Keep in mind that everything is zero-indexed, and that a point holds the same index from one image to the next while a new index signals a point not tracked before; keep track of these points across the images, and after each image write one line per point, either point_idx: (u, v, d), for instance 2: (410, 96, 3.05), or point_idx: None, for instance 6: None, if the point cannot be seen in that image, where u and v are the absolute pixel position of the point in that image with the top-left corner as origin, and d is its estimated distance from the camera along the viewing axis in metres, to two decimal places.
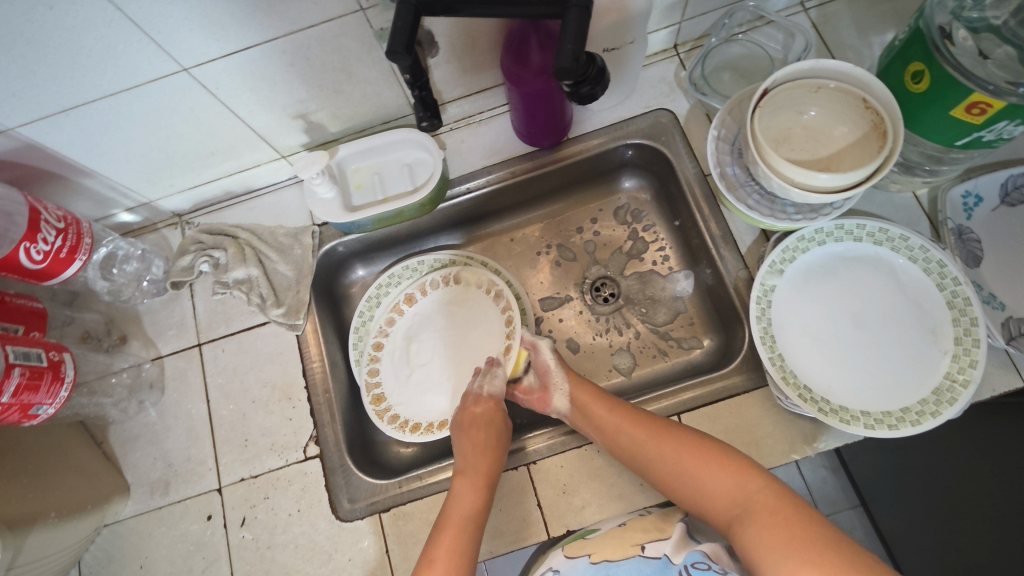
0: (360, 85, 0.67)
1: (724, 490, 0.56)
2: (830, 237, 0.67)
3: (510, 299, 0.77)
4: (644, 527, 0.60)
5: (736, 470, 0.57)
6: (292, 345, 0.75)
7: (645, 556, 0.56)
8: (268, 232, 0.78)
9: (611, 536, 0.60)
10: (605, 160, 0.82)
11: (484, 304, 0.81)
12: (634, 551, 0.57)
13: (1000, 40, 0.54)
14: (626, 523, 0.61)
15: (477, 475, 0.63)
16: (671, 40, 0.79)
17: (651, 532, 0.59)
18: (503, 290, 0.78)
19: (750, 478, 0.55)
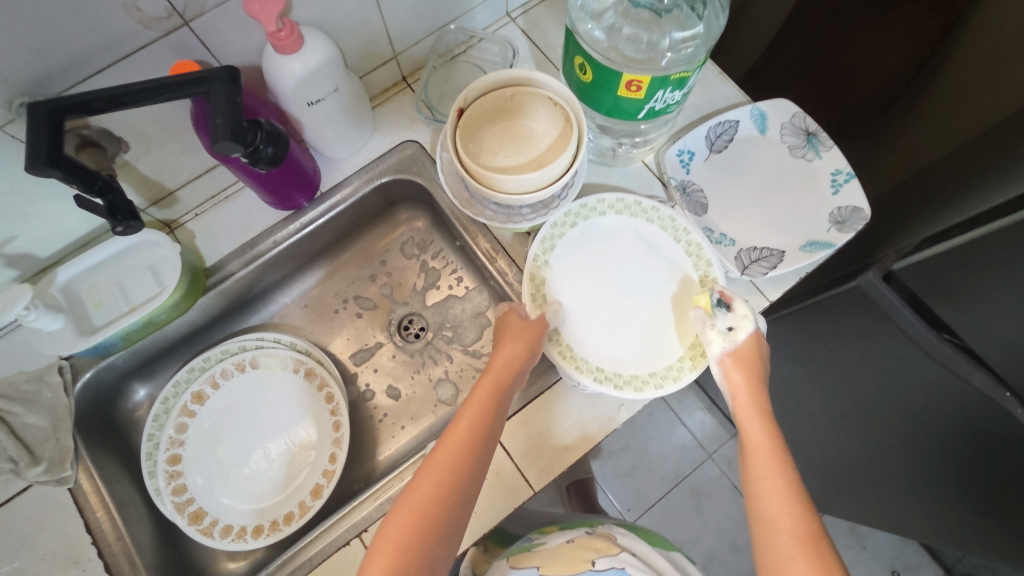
0: (50, 201, 0.61)
1: (754, 464, 0.57)
2: (578, 219, 0.70)
3: (320, 372, 0.76)
4: None
5: (769, 424, 0.59)
6: (65, 501, 0.65)
7: (597, 569, 0.70)
8: (4, 385, 0.68)
9: (561, 553, 0.74)
10: (370, 203, 0.81)
11: (292, 384, 0.77)
12: (586, 565, 0.70)
13: (631, 21, 0.60)
14: None
15: (440, 469, 0.54)
16: (395, 74, 0.80)
17: (601, 548, 0.73)
18: (313, 365, 0.76)
19: (766, 453, 0.57)
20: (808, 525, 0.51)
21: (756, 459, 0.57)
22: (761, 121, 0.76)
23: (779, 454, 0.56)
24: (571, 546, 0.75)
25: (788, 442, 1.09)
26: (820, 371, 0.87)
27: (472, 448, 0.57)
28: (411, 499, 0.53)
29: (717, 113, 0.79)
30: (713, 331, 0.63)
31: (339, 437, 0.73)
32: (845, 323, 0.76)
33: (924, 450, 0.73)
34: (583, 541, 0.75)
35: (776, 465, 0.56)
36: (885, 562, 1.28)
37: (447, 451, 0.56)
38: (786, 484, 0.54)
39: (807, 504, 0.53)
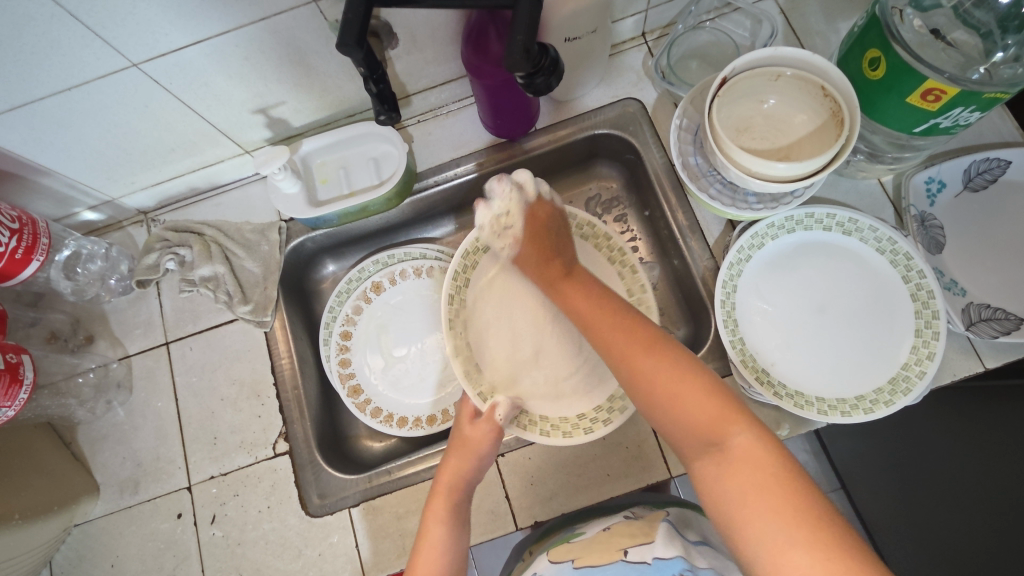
0: (320, 78, 0.66)
1: (679, 405, 0.49)
2: (800, 224, 0.66)
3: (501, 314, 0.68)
4: (629, 532, 0.60)
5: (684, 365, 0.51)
6: (259, 342, 0.74)
7: (629, 561, 0.56)
8: (233, 228, 0.77)
9: (599, 542, 0.60)
10: (575, 151, 0.81)
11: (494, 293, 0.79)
12: (618, 556, 0.57)
13: (967, 25, 0.54)
14: (613, 530, 0.61)
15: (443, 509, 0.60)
16: (638, 28, 0.77)
17: (637, 535, 0.59)
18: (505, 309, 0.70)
19: (660, 370, 0.51)
20: (742, 449, 0.46)
21: (666, 394, 0.50)
22: None
23: (693, 383, 0.50)
24: (604, 533, 0.61)
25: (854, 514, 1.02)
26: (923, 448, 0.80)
27: (457, 508, 0.61)
28: (419, 562, 0.57)
29: (983, 147, 0.69)
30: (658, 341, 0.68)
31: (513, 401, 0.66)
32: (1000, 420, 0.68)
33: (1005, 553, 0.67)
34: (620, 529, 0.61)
35: (696, 401, 0.49)
36: None
37: (434, 514, 0.60)
38: (709, 411, 0.48)
39: (732, 419, 0.47)
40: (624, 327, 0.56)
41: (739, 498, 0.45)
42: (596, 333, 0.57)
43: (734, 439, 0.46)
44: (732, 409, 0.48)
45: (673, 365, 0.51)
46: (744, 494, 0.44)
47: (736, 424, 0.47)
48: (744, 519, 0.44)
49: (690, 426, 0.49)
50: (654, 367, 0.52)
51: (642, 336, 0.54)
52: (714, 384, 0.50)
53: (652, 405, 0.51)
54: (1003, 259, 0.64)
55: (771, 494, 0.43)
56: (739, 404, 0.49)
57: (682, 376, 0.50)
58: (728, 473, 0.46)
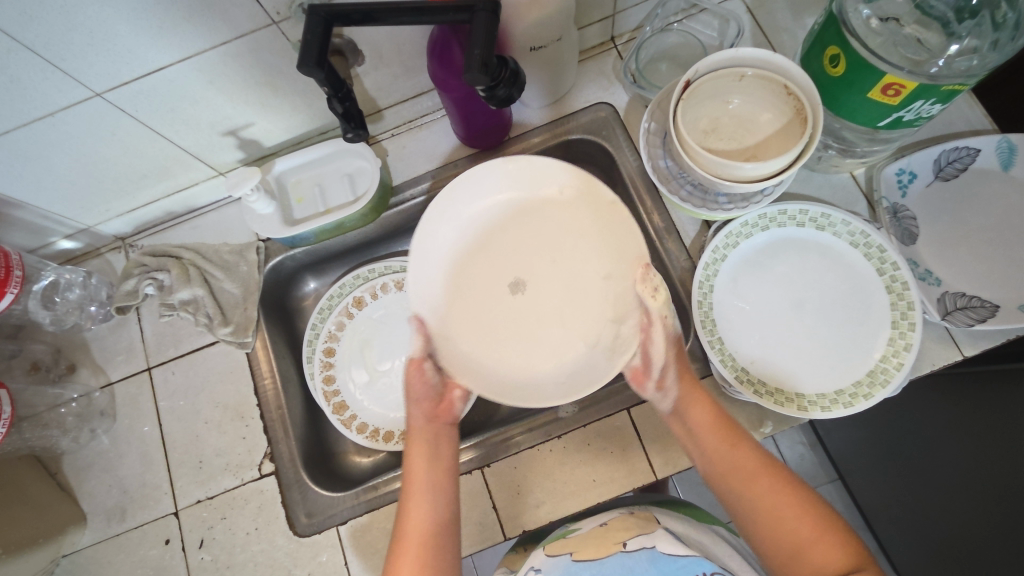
0: (288, 97, 0.67)
1: (805, 542, 0.49)
2: (773, 222, 0.67)
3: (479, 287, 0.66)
4: (626, 527, 0.60)
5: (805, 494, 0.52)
6: (241, 363, 0.74)
7: (628, 551, 0.56)
8: (212, 250, 0.77)
9: (596, 536, 0.60)
10: (550, 157, 0.81)
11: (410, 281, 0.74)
12: (617, 548, 0.57)
13: (921, 18, 0.55)
14: (610, 525, 0.61)
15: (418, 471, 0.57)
16: (606, 33, 0.78)
17: (634, 529, 0.59)
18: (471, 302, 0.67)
19: (790, 504, 0.51)
20: None
21: (774, 515, 0.51)
22: (1008, 156, 0.65)
23: (819, 519, 0.50)
24: (602, 527, 0.61)
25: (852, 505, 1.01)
26: (920, 432, 0.79)
27: (434, 454, 0.58)
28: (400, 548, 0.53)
29: (953, 136, 0.69)
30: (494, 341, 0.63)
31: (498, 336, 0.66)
32: (993, 406, 0.67)
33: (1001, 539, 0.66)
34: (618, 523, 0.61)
35: (809, 535, 0.50)
36: None
37: (415, 484, 0.56)
38: (843, 559, 0.48)
39: (844, 549, 0.48)
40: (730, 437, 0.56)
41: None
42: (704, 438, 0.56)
43: (860, 572, 0.47)
44: (852, 544, 0.49)
45: (790, 492, 0.52)
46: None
47: (839, 551, 0.48)
48: None
49: (791, 546, 0.50)
50: (778, 497, 0.52)
51: (747, 451, 0.55)
52: (829, 516, 0.51)
53: (774, 538, 0.51)
54: (976, 247, 0.64)
55: None
56: (857, 538, 0.49)
57: (791, 505, 0.51)
58: None
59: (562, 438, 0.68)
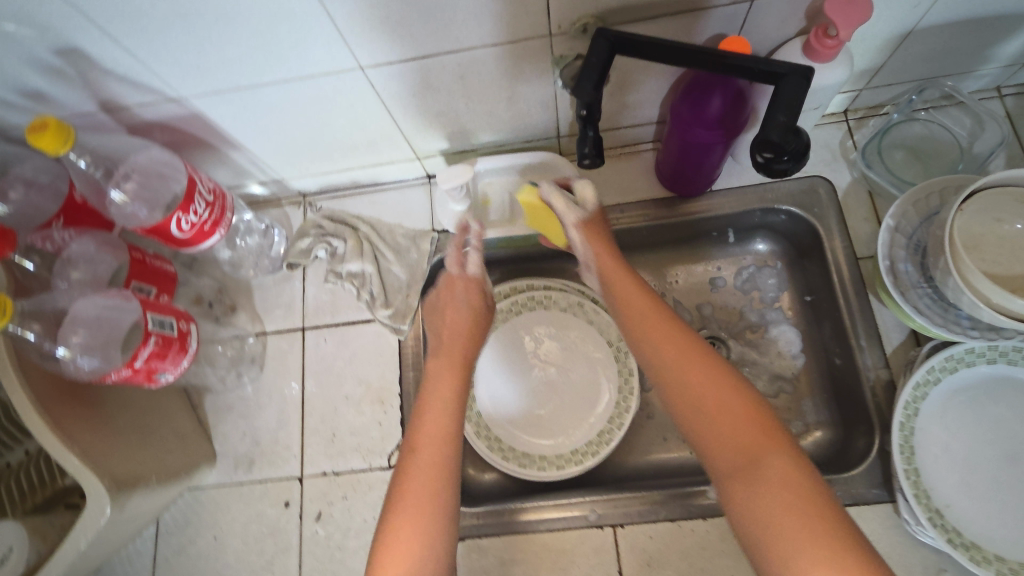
0: (518, 103, 0.65)
1: (719, 422, 0.49)
2: (1002, 355, 0.60)
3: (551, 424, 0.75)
4: None
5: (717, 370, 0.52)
6: (392, 348, 0.74)
7: None
8: (387, 229, 0.78)
9: None
10: (745, 219, 0.77)
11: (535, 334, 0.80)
12: None
13: None
14: None
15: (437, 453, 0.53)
16: (844, 105, 0.73)
17: None
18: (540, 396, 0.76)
19: (714, 388, 0.51)
20: (782, 473, 0.45)
21: (716, 419, 0.49)
22: None
23: (742, 403, 0.49)
24: None
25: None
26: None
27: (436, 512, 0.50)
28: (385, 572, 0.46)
29: None
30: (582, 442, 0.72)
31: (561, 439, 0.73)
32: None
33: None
34: None
35: (745, 426, 0.48)
36: None
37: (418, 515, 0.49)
38: (772, 447, 0.46)
39: (778, 439, 0.47)
40: (669, 335, 0.56)
41: (773, 522, 0.43)
42: (652, 328, 0.57)
43: (772, 460, 0.46)
44: (771, 432, 0.47)
45: (736, 391, 0.50)
46: (772, 513, 0.44)
47: (788, 470, 0.45)
48: (791, 547, 0.42)
49: (717, 437, 0.49)
50: (707, 378, 0.51)
51: (705, 363, 0.53)
52: (824, 499, 0.44)
53: (697, 422, 0.50)
54: None
55: (809, 521, 0.42)
56: (841, 514, 0.43)
57: (741, 385, 0.50)
58: (755, 502, 0.45)
59: (706, 521, 0.63)
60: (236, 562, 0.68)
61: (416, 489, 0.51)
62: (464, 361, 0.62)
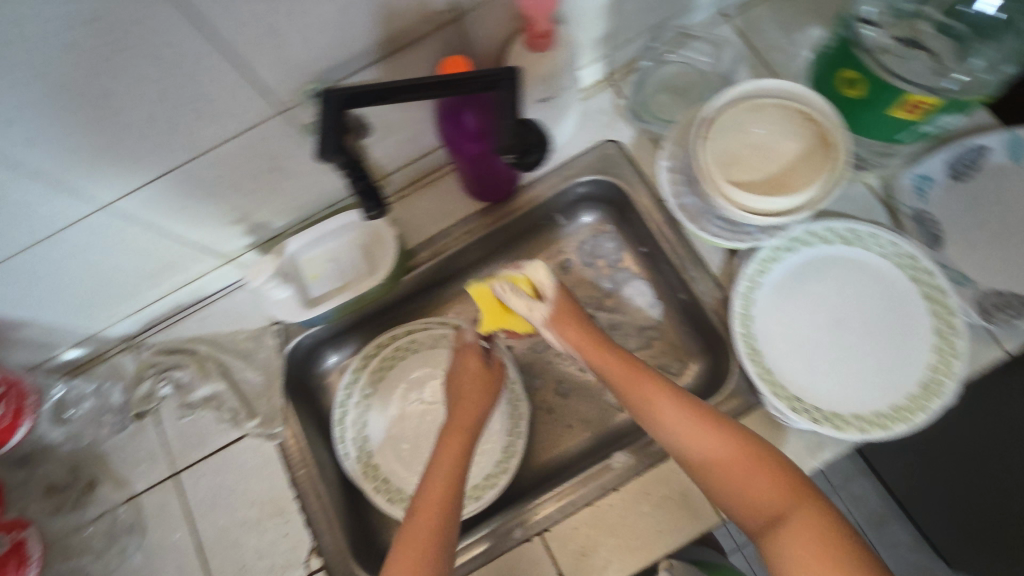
0: (294, 178, 0.64)
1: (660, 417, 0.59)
2: (802, 242, 0.67)
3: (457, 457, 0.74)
4: None
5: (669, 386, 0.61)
6: (273, 455, 0.70)
7: None
8: (227, 340, 0.74)
9: None
10: (561, 200, 0.80)
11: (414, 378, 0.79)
12: None
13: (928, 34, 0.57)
14: None
15: (439, 487, 0.59)
16: (603, 71, 0.77)
17: None
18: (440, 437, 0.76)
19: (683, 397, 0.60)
20: (731, 455, 0.55)
21: (689, 436, 0.57)
22: (1017, 148, 0.68)
23: (682, 405, 0.59)
24: None
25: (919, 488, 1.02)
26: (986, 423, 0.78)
27: (436, 530, 0.56)
28: None
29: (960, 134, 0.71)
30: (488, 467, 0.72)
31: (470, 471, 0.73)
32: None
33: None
34: None
35: (698, 430, 0.57)
36: None
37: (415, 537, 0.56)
38: (728, 451, 0.56)
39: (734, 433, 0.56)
40: (614, 365, 0.64)
41: (803, 563, 0.50)
42: (593, 357, 0.65)
43: (739, 456, 0.55)
44: (734, 428, 0.57)
45: (670, 395, 0.60)
46: (803, 548, 0.50)
47: (677, 414, 0.58)
48: (784, 550, 0.51)
49: (688, 439, 0.57)
50: (661, 396, 0.60)
51: (649, 384, 0.61)
52: (773, 459, 0.55)
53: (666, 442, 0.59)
54: (1001, 249, 0.66)
55: (770, 483, 0.54)
56: (800, 480, 0.54)
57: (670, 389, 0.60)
58: (737, 491, 0.55)
59: (620, 491, 0.66)
60: None
61: (419, 520, 0.57)
62: (473, 407, 0.67)
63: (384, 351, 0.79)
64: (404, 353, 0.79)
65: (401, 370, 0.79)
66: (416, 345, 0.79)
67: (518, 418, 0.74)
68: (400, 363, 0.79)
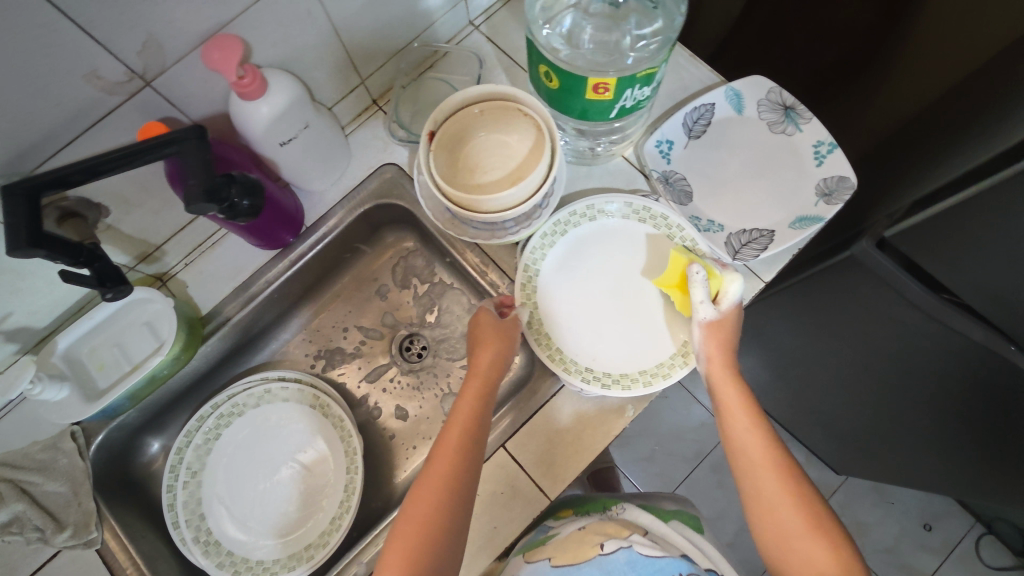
0: (36, 275, 0.61)
1: (738, 435, 0.58)
2: (569, 223, 0.71)
3: (303, 509, 0.74)
4: (604, 529, 0.66)
5: (746, 392, 0.60)
6: (93, 563, 0.67)
7: (605, 553, 0.62)
8: (18, 455, 0.68)
9: (574, 541, 0.65)
10: (356, 230, 0.81)
11: (246, 441, 0.77)
12: (596, 551, 0.63)
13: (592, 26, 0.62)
14: (587, 529, 0.66)
15: (443, 470, 0.55)
16: (365, 98, 0.78)
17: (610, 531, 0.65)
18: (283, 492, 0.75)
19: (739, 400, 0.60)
20: (773, 470, 0.55)
21: (755, 430, 0.57)
22: (737, 101, 0.75)
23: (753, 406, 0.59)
24: (581, 532, 0.67)
25: (806, 408, 1.10)
26: (818, 329, 0.86)
27: (433, 541, 0.52)
28: None
29: (691, 97, 0.78)
30: (333, 511, 0.72)
31: (316, 518, 0.73)
32: (850, 289, 0.73)
33: (951, 393, 0.70)
34: (594, 527, 0.67)
35: (751, 438, 0.57)
36: (915, 517, 1.31)
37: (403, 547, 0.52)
38: (766, 461, 0.56)
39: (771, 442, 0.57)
40: (455, 428, 0.59)
41: (802, 557, 0.51)
42: (476, 381, 0.63)
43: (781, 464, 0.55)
44: (772, 447, 0.57)
45: (740, 397, 0.60)
46: (794, 529, 0.52)
47: (753, 413, 0.59)
48: (790, 546, 0.52)
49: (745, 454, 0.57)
50: (732, 398, 0.60)
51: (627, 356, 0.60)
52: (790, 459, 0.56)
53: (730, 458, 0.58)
54: (736, 194, 0.74)
55: (786, 488, 0.54)
56: (807, 484, 0.55)
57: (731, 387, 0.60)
58: (774, 499, 0.54)
59: None
60: None
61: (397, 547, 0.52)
62: (483, 394, 0.62)
63: (207, 423, 0.75)
64: (230, 419, 0.77)
65: (230, 436, 0.76)
66: (241, 407, 0.77)
67: (354, 455, 0.73)
68: (227, 430, 0.76)
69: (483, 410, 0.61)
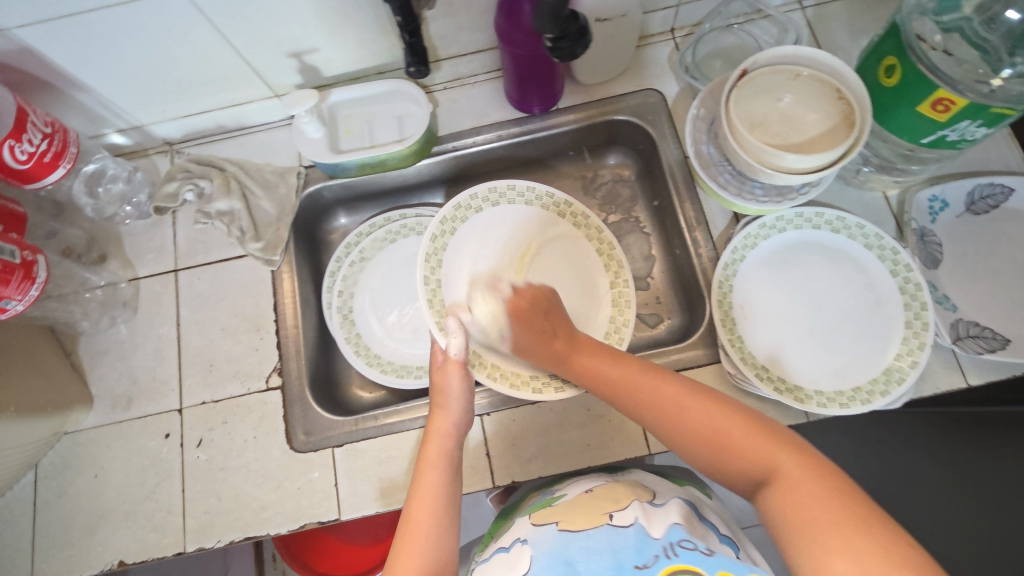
0: (353, 29, 0.69)
1: (712, 438, 0.51)
2: (808, 223, 0.70)
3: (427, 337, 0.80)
4: (613, 497, 0.61)
5: (708, 399, 0.54)
6: (265, 280, 0.76)
7: (614, 524, 0.56)
8: (255, 169, 0.80)
9: (584, 506, 0.61)
10: (593, 134, 0.83)
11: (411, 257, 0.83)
12: (604, 519, 0.57)
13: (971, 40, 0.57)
14: (596, 493, 0.62)
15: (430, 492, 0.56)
16: (668, 22, 0.79)
17: (619, 498, 0.60)
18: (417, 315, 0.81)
19: (702, 408, 0.53)
20: (788, 474, 0.46)
21: (722, 436, 0.51)
22: None
23: (723, 409, 0.52)
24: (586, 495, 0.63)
25: None
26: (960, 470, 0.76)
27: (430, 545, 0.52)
28: None
29: (989, 173, 0.72)
30: None
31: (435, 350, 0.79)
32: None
33: None
34: (602, 491, 0.63)
35: (725, 436, 0.51)
36: None
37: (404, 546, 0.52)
38: (760, 452, 0.48)
39: (772, 440, 0.49)
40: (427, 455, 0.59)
41: (814, 561, 0.41)
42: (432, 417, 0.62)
43: (779, 467, 0.47)
44: (772, 439, 0.49)
45: (700, 398, 0.54)
46: (823, 541, 0.41)
47: (721, 415, 0.52)
48: (810, 549, 0.42)
49: (730, 450, 0.50)
50: (688, 406, 0.54)
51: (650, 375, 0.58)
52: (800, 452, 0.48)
53: (712, 458, 0.51)
54: (990, 284, 0.67)
55: (813, 494, 0.44)
56: (838, 486, 0.44)
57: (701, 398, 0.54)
58: (789, 499, 0.45)
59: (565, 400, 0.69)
60: (118, 495, 0.69)
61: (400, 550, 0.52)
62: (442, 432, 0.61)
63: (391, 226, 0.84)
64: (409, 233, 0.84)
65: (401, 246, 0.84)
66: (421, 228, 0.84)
67: None
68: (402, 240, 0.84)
69: (447, 443, 0.60)
